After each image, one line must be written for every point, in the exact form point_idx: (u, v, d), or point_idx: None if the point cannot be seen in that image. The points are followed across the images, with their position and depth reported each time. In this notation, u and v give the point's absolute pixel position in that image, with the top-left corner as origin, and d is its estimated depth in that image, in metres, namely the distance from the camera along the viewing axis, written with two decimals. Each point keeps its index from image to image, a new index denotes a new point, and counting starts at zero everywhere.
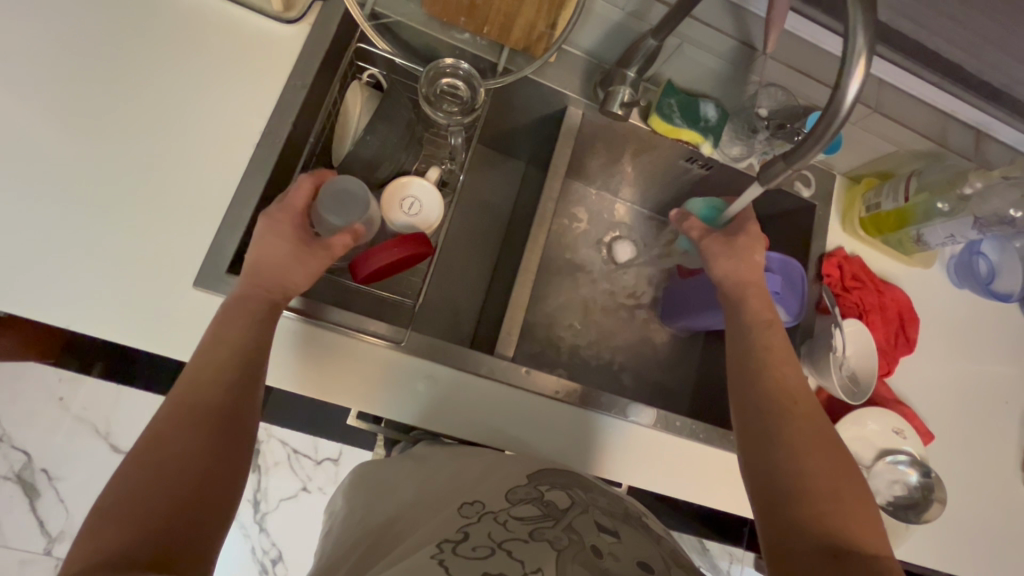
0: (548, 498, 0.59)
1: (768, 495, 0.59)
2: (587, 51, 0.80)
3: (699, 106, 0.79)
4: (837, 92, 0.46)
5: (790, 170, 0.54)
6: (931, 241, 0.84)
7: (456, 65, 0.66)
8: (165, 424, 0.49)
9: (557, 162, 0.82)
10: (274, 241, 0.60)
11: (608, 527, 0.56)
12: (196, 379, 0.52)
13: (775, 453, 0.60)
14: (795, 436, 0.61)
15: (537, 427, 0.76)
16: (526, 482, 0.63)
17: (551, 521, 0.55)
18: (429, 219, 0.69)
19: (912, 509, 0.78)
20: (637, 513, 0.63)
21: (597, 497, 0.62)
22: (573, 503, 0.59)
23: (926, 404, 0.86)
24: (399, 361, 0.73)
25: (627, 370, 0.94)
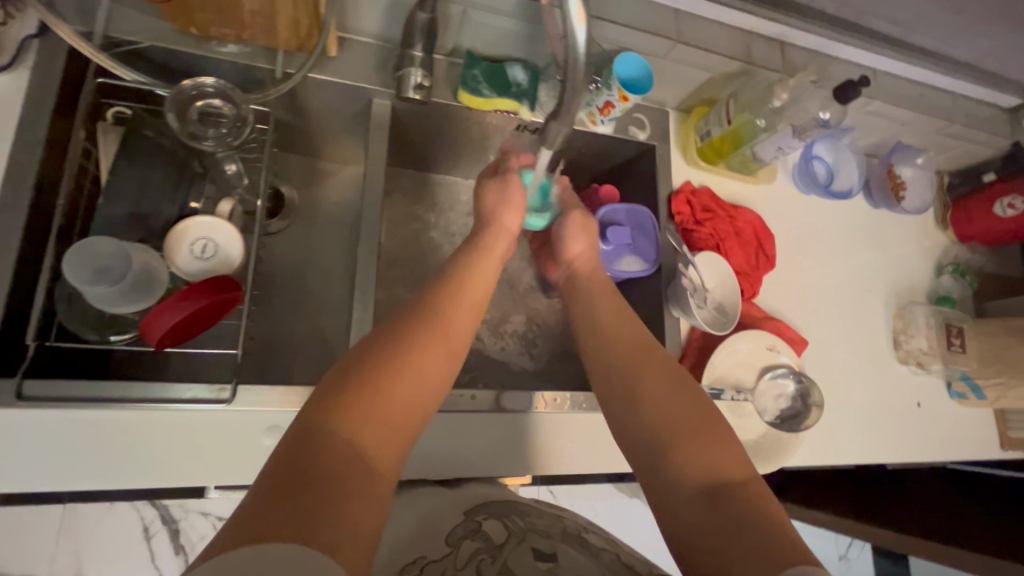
0: (484, 531, 0.58)
1: (641, 451, 0.56)
2: (375, 36, 0.74)
3: (507, 72, 0.75)
4: (569, 38, 0.43)
5: (561, 127, 0.52)
6: (765, 157, 0.85)
7: (202, 84, 0.58)
8: (344, 441, 0.45)
9: (376, 160, 0.75)
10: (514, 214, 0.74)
11: (547, 553, 0.55)
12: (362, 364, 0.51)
13: (639, 409, 0.58)
14: (659, 389, 0.59)
15: (429, 438, 0.72)
16: (464, 517, 0.62)
17: (491, 556, 0.55)
18: (229, 258, 0.62)
19: (796, 419, 0.81)
20: (578, 530, 0.62)
21: (533, 520, 0.62)
22: (511, 534, 0.58)
23: (794, 313, 0.90)
24: (231, 420, 0.61)
25: (516, 353, 0.92)
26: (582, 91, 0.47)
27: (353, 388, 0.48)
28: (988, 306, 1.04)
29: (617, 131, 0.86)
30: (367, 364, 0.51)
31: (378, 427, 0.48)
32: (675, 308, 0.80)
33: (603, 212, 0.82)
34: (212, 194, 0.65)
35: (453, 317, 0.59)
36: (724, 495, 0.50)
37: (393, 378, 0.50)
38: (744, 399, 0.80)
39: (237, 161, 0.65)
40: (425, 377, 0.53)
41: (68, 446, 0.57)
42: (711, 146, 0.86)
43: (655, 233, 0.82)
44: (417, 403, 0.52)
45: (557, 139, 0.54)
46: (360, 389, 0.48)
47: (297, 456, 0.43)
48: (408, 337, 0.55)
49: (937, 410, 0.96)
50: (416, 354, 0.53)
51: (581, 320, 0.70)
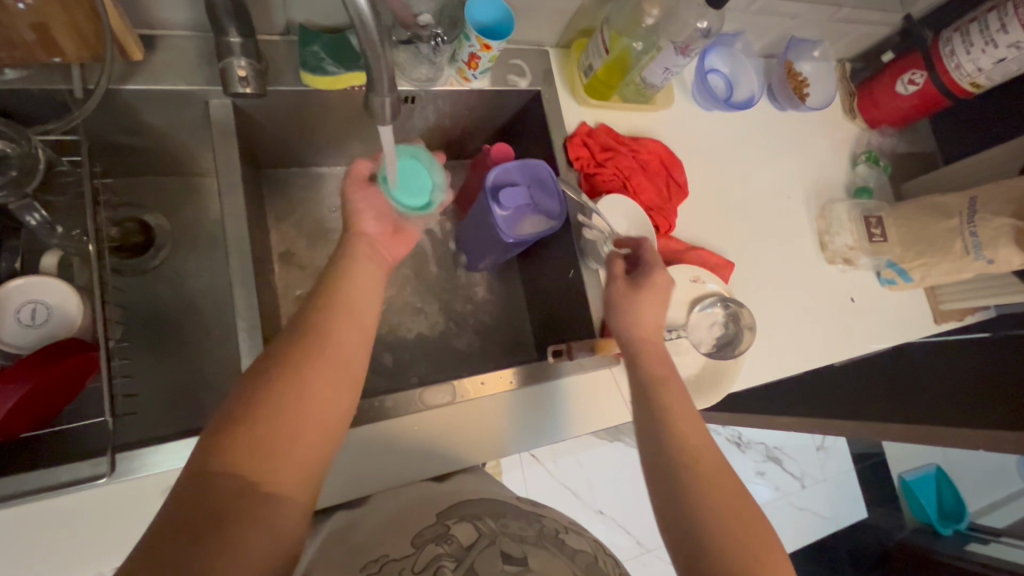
0: (452, 533, 0.53)
1: (675, 525, 0.52)
2: (190, 26, 0.64)
3: (351, 41, 0.66)
4: None
5: (380, 99, 0.47)
6: (656, 82, 0.80)
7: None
8: (236, 487, 0.41)
9: (228, 169, 0.66)
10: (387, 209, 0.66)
11: (517, 555, 0.50)
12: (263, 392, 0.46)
13: (665, 488, 0.55)
14: (710, 469, 0.55)
15: (362, 452, 0.68)
16: (434, 520, 0.56)
17: (453, 560, 0.49)
18: (68, 319, 0.54)
19: (730, 344, 0.79)
20: (555, 529, 0.57)
21: (508, 522, 0.55)
22: (481, 537, 0.52)
23: (717, 237, 0.87)
24: (125, 488, 0.56)
25: None
26: (386, 50, 0.43)
27: (245, 427, 0.43)
28: (906, 187, 1.04)
29: (496, 82, 0.79)
30: (257, 398, 0.45)
31: (279, 461, 0.43)
32: (592, 262, 0.76)
33: (495, 173, 0.74)
34: (32, 248, 0.58)
35: (350, 329, 0.53)
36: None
37: (290, 412, 0.45)
38: (677, 336, 0.78)
39: (39, 209, 0.55)
40: (328, 401, 0.48)
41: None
42: (597, 80, 0.80)
43: (556, 186, 0.74)
44: (325, 428, 0.47)
45: (388, 112, 0.49)
46: (251, 426, 0.43)
47: (180, 515, 0.38)
48: (309, 357, 0.49)
49: (871, 301, 0.97)
50: (316, 377, 0.48)
51: (636, 391, 0.64)
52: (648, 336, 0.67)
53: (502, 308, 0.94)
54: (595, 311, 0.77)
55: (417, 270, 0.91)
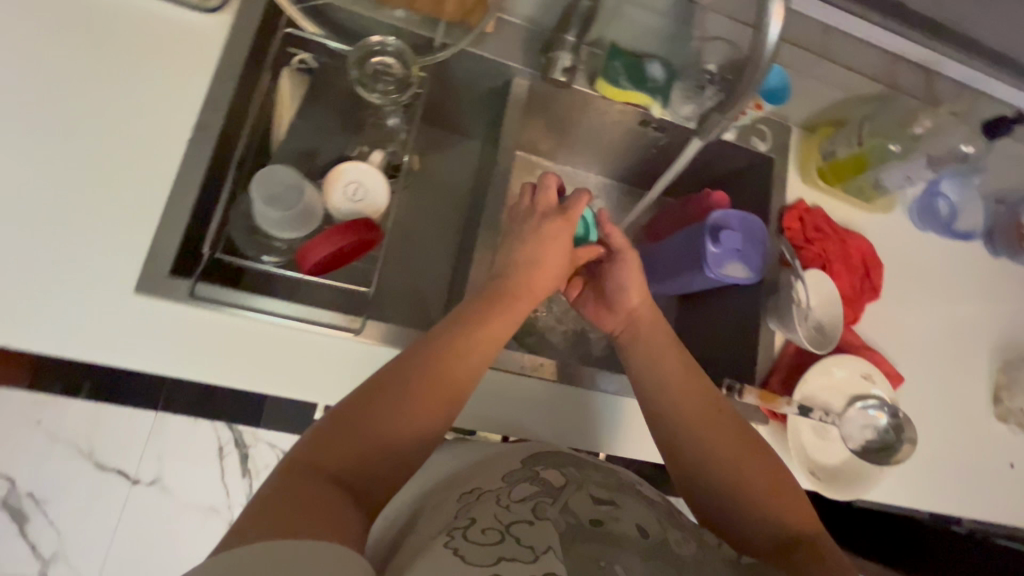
0: (544, 476, 0.53)
1: (708, 506, 0.55)
2: (528, 18, 0.78)
3: (645, 67, 0.77)
4: (761, 32, 0.46)
5: (726, 117, 0.55)
6: (889, 185, 0.85)
7: (384, 42, 0.66)
8: (378, 411, 0.47)
9: (507, 134, 0.79)
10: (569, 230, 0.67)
11: (604, 498, 0.51)
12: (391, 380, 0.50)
13: (689, 467, 0.56)
14: (728, 448, 0.56)
15: (516, 404, 0.72)
16: (521, 464, 0.56)
17: (551, 497, 0.49)
18: (376, 204, 0.67)
19: (883, 451, 0.79)
20: (630, 481, 0.58)
21: (591, 472, 0.56)
22: (569, 480, 0.53)
23: (894, 348, 0.88)
24: (358, 353, 0.66)
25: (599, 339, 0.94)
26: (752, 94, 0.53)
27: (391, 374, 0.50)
28: None
29: (739, 139, 0.86)
30: (371, 392, 0.48)
31: (378, 450, 0.45)
32: (773, 321, 0.81)
33: (716, 215, 0.80)
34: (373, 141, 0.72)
35: (489, 334, 0.57)
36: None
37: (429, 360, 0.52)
38: (832, 422, 0.79)
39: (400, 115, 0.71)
40: (475, 358, 0.55)
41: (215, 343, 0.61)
42: (835, 165, 0.85)
43: (762, 244, 0.81)
44: (463, 381, 0.53)
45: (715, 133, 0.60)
46: (365, 399, 0.47)
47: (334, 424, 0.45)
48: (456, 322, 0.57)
49: None
50: (438, 375, 0.51)
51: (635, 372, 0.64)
52: (639, 310, 0.69)
53: None
54: (759, 369, 0.80)
55: None
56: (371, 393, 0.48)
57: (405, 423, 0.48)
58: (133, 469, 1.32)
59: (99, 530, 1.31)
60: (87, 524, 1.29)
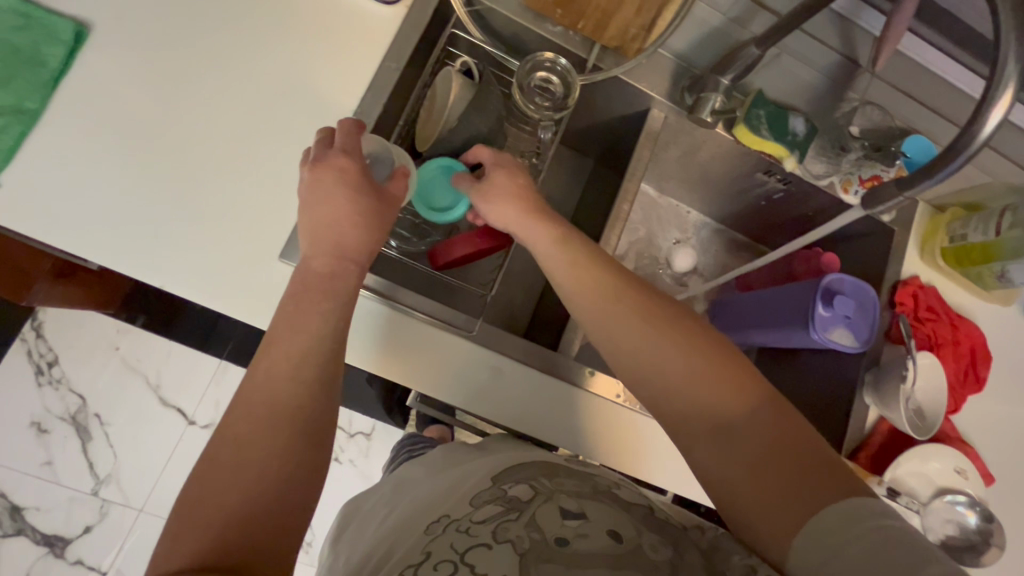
0: (511, 494, 0.57)
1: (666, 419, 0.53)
2: (677, 53, 0.79)
3: (788, 120, 0.77)
4: (973, 123, 0.46)
5: (902, 195, 0.56)
6: (1016, 279, 0.80)
7: (556, 60, 0.67)
8: (235, 446, 0.50)
9: (635, 162, 0.80)
10: (329, 196, 0.60)
11: (574, 512, 0.53)
12: (259, 398, 0.52)
13: (636, 378, 0.54)
14: (659, 354, 0.53)
15: (598, 429, 0.73)
16: (490, 484, 0.60)
17: (514, 515, 0.53)
18: None
19: (969, 552, 0.76)
20: (607, 486, 0.59)
21: (563, 481, 0.58)
22: (536, 494, 0.56)
23: (989, 446, 0.84)
24: (465, 350, 0.71)
25: None
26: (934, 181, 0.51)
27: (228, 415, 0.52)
28: None
29: None
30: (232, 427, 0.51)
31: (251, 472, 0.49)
32: (869, 395, 0.79)
33: (830, 278, 0.79)
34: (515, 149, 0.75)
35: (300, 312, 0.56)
36: (785, 496, 0.45)
37: (260, 371, 0.54)
38: (915, 511, 0.76)
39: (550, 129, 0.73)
40: (308, 323, 0.56)
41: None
42: (960, 249, 0.83)
43: (874, 315, 0.79)
44: (295, 366, 0.54)
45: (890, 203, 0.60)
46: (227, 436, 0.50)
47: (194, 492, 0.48)
48: (289, 299, 0.58)
49: None
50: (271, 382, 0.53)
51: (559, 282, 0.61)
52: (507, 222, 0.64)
53: None
54: (848, 440, 0.79)
55: None
56: (220, 440, 0.51)
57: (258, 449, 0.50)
58: (191, 410, 1.39)
59: (151, 464, 1.36)
60: (141, 453, 1.36)
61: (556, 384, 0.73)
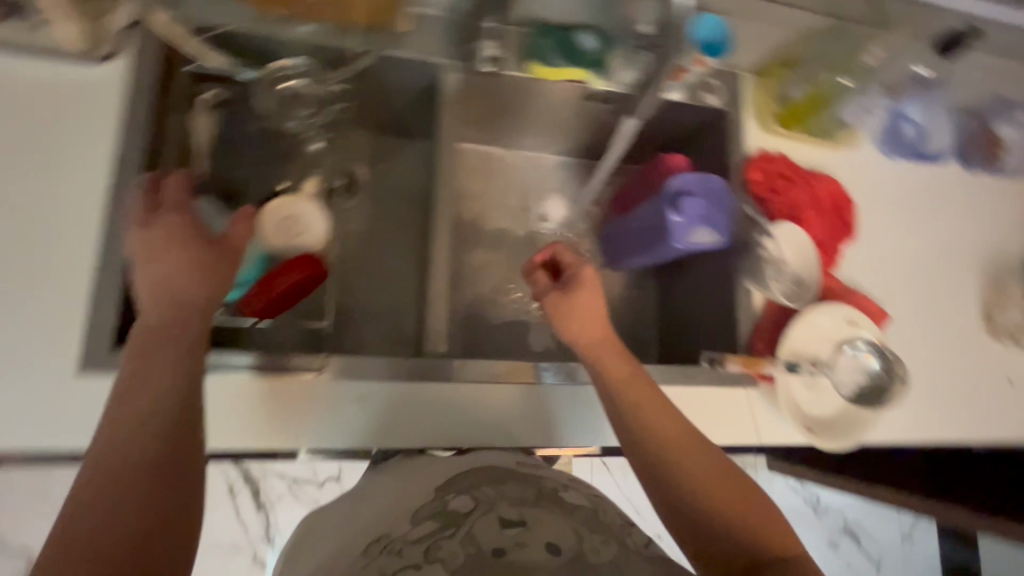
0: (451, 506, 0.52)
1: (684, 523, 0.53)
2: (442, 7, 0.73)
3: (576, 39, 0.72)
4: None
5: None
6: (849, 120, 0.84)
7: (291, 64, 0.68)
8: (99, 501, 0.40)
9: (445, 133, 0.75)
10: (169, 252, 0.52)
11: (514, 520, 0.49)
12: (126, 435, 0.43)
13: (664, 476, 0.55)
14: (699, 471, 0.55)
15: (491, 417, 0.70)
16: (433, 496, 0.55)
17: (450, 530, 0.48)
18: (314, 236, 0.65)
19: (878, 394, 0.77)
20: (552, 488, 0.56)
21: (506, 489, 0.54)
22: (478, 505, 0.51)
23: (877, 285, 0.85)
24: (325, 388, 0.67)
25: None
26: None
27: (115, 423, 0.44)
28: None
29: (688, 97, 0.82)
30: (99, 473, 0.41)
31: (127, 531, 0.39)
32: (750, 281, 0.79)
33: (674, 181, 0.77)
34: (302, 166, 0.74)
35: (183, 344, 0.49)
36: None
37: (146, 401, 0.45)
38: (820, 373, 0.77)
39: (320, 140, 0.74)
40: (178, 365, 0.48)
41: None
42: (791, 111, 0.82)
43: (728, 203, 0.77)
44: (178, 406, 0.46)
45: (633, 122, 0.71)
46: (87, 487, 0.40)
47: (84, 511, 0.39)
48: (155, 339, 0.49)
49: None
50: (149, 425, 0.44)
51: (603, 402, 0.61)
52: (589, 340, 0.64)
53: (633, 307, 0.98)
54: (742, 331, 0.79)
55: None
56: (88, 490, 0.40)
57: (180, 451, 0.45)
58: None
59: None
60: None
61: (434, 387, 0.69)
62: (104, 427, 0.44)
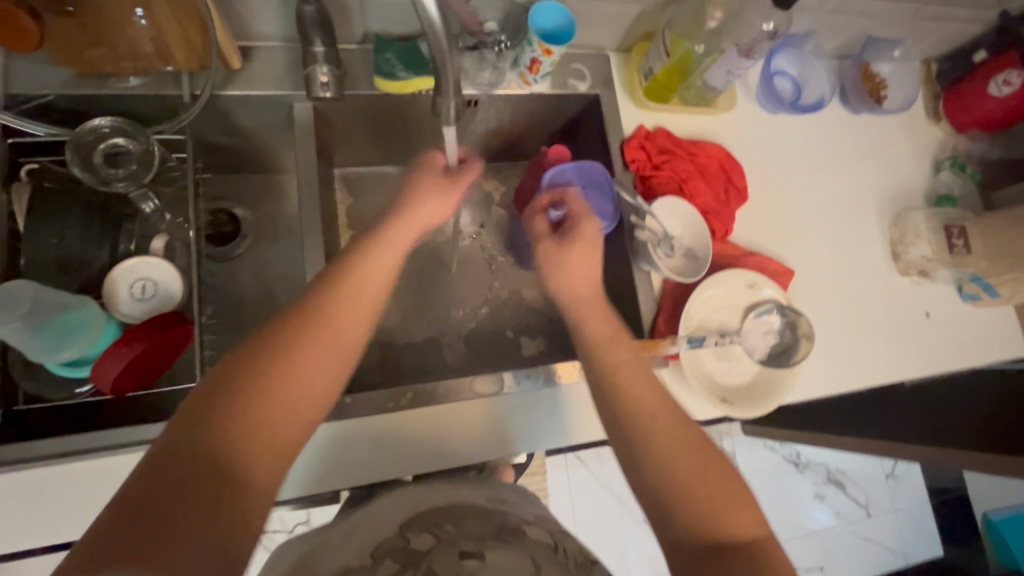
0: (410, 546, 0.46)
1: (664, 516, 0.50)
2: (281, 38, 0.72)
3: (420, 48, 0.71)
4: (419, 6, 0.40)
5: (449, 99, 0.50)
6: (718, 83, 0.80)
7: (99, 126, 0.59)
8: (176, 491, 0.38)
9: (307, 164, 0.73)
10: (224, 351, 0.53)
11: (474, 552, 0.44)
12: (190, 447, 0.40)
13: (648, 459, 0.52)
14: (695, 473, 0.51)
15: (397, 444, 0.69)
16: (395, 531, 0.48)
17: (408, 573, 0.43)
18: (170, 296, 0.62)
19: (788, 353, 0.77)
20: (519, 521, 0.51)
21: (472, 522, 0.49)
22: (439, 542, 0.46)
23: (778, 242, 0.85)
24: None
25: (505, 323, 0.94)
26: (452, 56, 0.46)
27: (246, 396, 0.44)
28: (996, 198, 0.96)
29: (554, 86, 0.81)
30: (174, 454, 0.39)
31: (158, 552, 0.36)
32: (644, 264, 0.77)
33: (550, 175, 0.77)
34: (143, 231, 0.65)
35: (275, 373, 0.46)
36: None
37: (246, 423, 0.43)
38: (730, 342, 0.76)
39: (154, 197, 0.64)
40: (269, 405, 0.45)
41: (59, 494, 0.59)
42: (656, 83, 0.80)
43: (610, 188, 0.77)
44: (257, 444, 0.43)
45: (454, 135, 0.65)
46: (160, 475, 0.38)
47: (145, 488, 0.38)
48: (224, 369, 0.46)
49: (948, 317, 0.90)
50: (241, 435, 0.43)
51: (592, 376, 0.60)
52: (578, 289, 0.67)
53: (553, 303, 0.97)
54: (645, 313, 0.77)
55: (469, 265, 0.96)
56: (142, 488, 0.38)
57: (272, 446, 0.44)
58: None
59: None
60: None
61: (333, 427, 0.68)
62: (202, 422, 0.42)
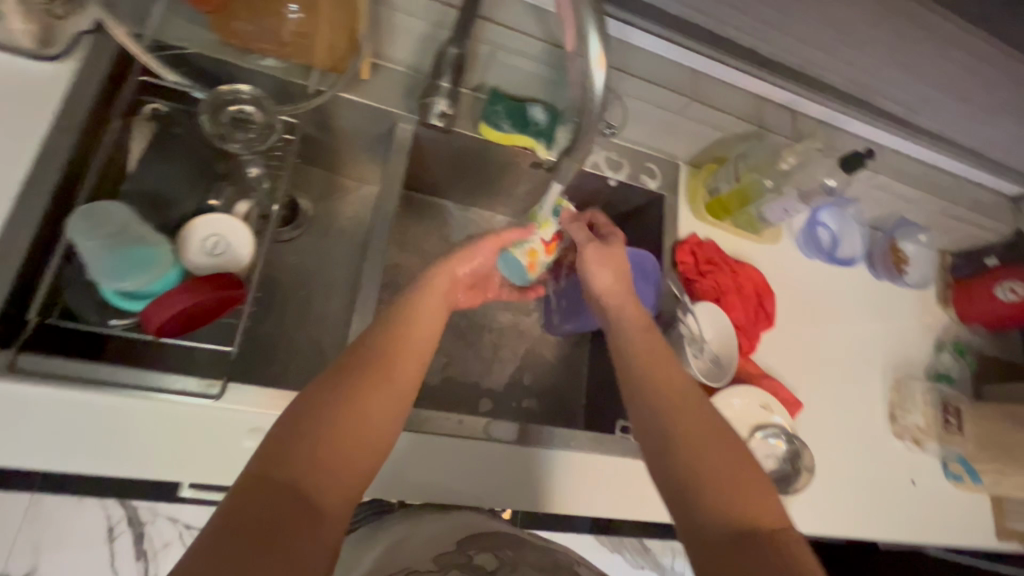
0: (476, 562, 0.50)
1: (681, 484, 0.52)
2: (406, 65, 0.79)
3: (527, 111, 0.78)
4: (588, 80, 0.47)
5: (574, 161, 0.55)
6: (770, 217, 0.89)
7: (238, 91, 0.66)
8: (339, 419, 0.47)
9: (392, 175, 0.77)
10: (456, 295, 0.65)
11: None
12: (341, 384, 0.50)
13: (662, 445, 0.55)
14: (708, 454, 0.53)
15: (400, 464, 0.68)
16: (455, 548, 0.53)
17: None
18: (238, 258, 0.63)
19: (784, 481, 0.79)
20: (569, 562, 0.53)
21: (527, 552, 0.53)
22: (503, 563, 0.50)
23: (791, 373, 0.90)
24: (219, 416, 0.61)
25: (516, 377, 0.95)
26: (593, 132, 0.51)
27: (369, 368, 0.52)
28: (986, 389, 1.03)
29: (629, 178, 0.88)
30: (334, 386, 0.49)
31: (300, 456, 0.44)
32: None
33: None
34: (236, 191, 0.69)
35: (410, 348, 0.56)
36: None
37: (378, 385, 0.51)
38: None
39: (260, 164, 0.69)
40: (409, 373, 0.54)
41: (57, 425, 0.56)
42: (718, 201, 0.88)
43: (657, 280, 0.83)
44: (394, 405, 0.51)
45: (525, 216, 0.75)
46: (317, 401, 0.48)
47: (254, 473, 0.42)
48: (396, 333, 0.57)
49: (932, 489, 0.93)
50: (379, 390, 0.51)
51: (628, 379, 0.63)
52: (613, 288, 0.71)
53: (565, 371, 0.99)
54: None
55: (499, 313, 0.98)
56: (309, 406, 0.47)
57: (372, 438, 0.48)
58: None
59: None
60: None
61: None
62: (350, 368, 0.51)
